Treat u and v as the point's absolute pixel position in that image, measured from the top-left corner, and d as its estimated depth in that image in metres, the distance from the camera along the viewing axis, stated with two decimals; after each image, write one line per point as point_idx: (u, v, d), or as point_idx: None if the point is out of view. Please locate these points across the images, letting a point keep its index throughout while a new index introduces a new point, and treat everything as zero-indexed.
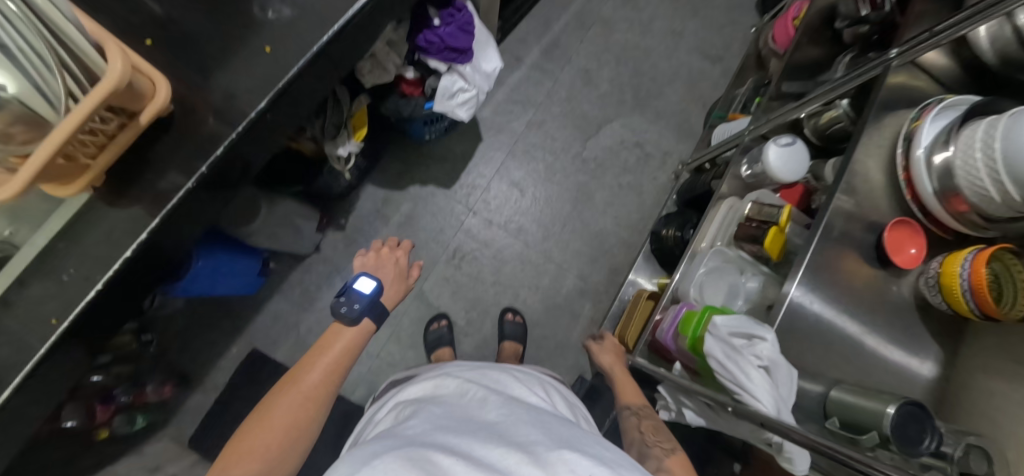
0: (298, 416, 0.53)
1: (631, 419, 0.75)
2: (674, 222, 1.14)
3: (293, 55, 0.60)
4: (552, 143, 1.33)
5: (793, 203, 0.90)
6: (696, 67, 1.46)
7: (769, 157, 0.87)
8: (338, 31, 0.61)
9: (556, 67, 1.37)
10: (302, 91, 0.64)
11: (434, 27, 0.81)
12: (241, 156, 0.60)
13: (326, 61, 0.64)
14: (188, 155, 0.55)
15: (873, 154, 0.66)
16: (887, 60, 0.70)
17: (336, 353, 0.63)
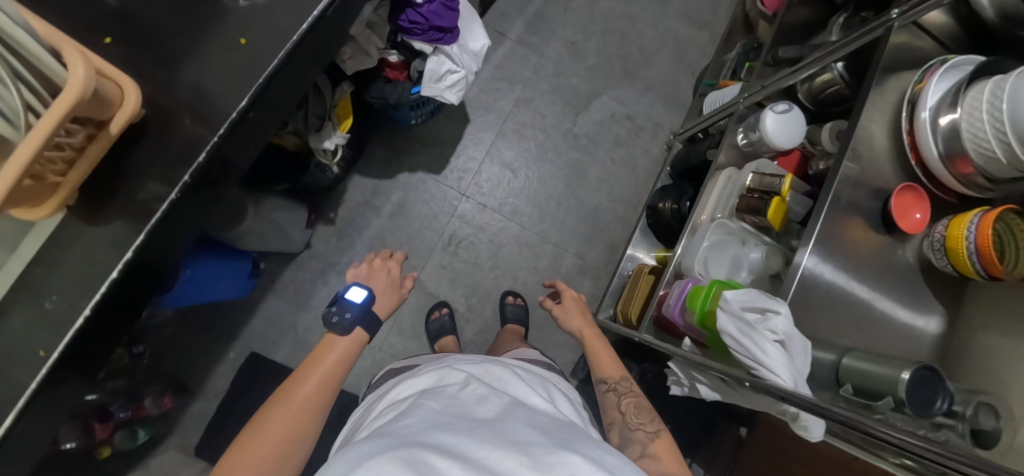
0: (294, 429, 0.52)
1: (610, 396, 0.78)
2: (670, 194, 1.13)
3: (272, 46, 0.55)
4: (542, 120, 1.28)
5: (792, 170, 0.90)
6: (684, 34, 1.40)
7: (766, 125, 0.87)
8: (318, 17, 0.57)
9: (541, 40, 1.31)
10: (283, 86, 0.59)
11: (417, 5, 0.75)
12: (224, 159, 0.55)
13: (307, 50, 0.59)
14: (166, 161, 0.50)
15: (875, 119, 0.66)
16: (888, 21, 0.68)
17: (333, 365, 0.62)
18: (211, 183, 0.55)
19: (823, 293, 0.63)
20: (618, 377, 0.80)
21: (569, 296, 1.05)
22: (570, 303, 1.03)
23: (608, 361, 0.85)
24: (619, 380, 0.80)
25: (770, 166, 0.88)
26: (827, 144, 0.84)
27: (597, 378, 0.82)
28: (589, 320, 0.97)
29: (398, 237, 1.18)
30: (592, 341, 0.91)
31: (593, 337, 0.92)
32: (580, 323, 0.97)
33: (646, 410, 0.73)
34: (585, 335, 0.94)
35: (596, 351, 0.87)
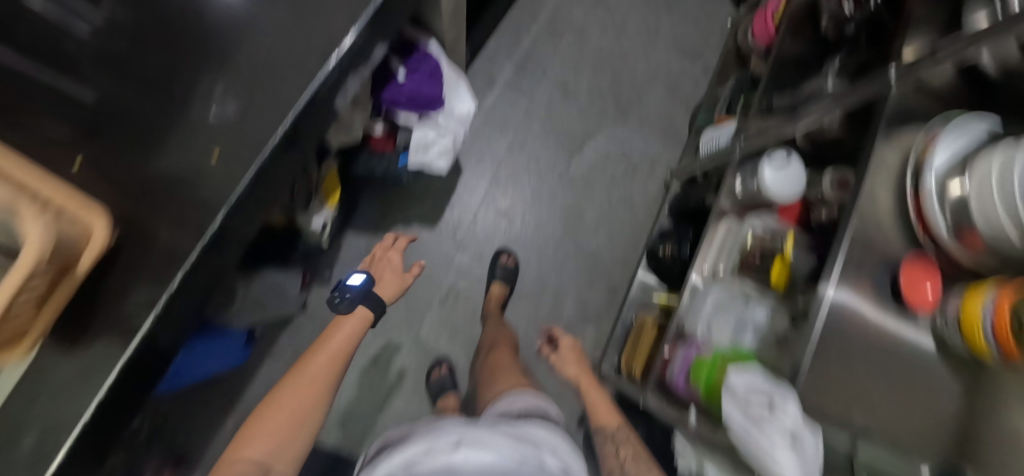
0: (297, 405, 0.66)
1: (609, 446, 0.81)
2: (672, 237, 1.11)
3: (250, 155, 0.51)
4: (535, 166, 1.27)
5: (792, 221, 0.87)
6: (677, 67, 1.38)
7: (763, 176, 0.84)
8: (297, 116, 0.53)
9: (531, 83, 1.29)
10: (263, 189, 0.54)
11: (400, 83, 0.75)
12: (202, 276, 0.51)
13: (288, 148, 0.55)
14: (147, 285, 0.46)
15: (881, 184, 0.63)
16: (884, 80, 0.67)
17: (332, 356, 0.75)
18: (193, 295, 0.51)
19: (833, 357, 0.60)
20: (614, 425, 0.85)
21: (566, 344, 1.07)
22: (566, 351, 1.06)
23: (604, 410, 0.89)
24: (616, 428, 0.85)
25: (770, 223, 0.86)
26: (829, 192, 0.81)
27: (594, 427, 0.87)
28: (585, 367, 1.01)
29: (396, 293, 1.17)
30: (588, 388, 0.95)
31: (589, 385, 0.95)
32: (575, 370, 1.01)
33: (645, 460, 0.76)
34: (581, 379, 0.98)
35: (593, 397, 0.92)
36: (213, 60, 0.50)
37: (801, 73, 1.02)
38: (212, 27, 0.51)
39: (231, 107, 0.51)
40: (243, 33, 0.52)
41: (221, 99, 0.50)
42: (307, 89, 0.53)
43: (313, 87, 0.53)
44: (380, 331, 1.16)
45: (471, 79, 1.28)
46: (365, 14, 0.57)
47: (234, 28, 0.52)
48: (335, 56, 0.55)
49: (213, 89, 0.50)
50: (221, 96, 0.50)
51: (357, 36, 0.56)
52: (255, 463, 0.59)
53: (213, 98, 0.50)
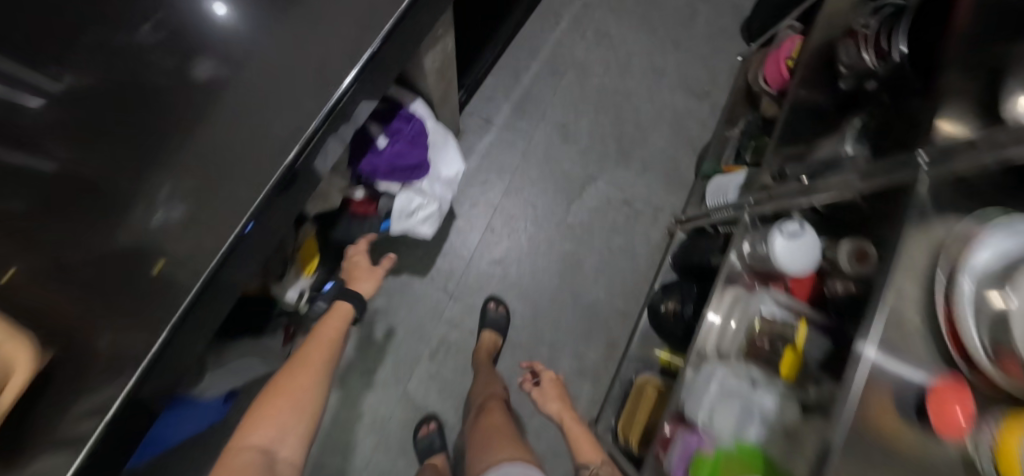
0: (296, 394, 0.62)
1: None
2: (676, 293, 1.06)
3: (198, 264, 0.38)
4: (533, 212, 1.22)
5: (802, 295, 0.82)
6: (683, 107, 1.32)
7: (774, 247, 0.79)
8: (260, 207, 0.40)
9: (529, 125, 1.25)
10: (222, 297, 0.42)
11: (378, 150, 0.69)
12: (162, 381, 0.38)
13: (253, 242, 0.42)
14: (86, 407, 0.34)
15: (912, 280, 0.54)
16: (919, 167, 0.58)
17: (325, 345, 0.70)
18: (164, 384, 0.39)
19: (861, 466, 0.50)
20: (598, 462, 0.85)
21: (547, 377, 1.05)
22: (550, 386, 1.04)
23: (587, 446, 0.89)
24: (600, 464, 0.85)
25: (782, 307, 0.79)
26: (849, 268, 0.76)
27: (578, 464, 0.87)
28: (565, 403, 1.00)
29: (385, 344, 1.14)
30: (570, 424, 0.94)
31: (572, 421, 0.95)
32: (557, 404, 1.00)
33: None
34: (562, 415, 0.97)
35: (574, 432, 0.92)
36: (175, 140, 0.39)
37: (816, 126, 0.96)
38: (177, 101, 0.39)
39: (182, 203, 0.38)
40: (212, 104, 0.40)
41: (171, 194, 0.38)
42: (274, 173, 0.41)
43: (281, 170, 0.41)
44: (366, 385, 1.12)
45: (467, 120, 1.23)
46: (349, 74, 0.45)
47: (202, 97, 0.40)
48: (310, 126, 0.42)
49: (162, 181, 0.38)
50: (172, 189, 0.38)
51: (338, 100, 0.44)
52: (261, 449, 0.56)
53: (161, 193, 0.37)
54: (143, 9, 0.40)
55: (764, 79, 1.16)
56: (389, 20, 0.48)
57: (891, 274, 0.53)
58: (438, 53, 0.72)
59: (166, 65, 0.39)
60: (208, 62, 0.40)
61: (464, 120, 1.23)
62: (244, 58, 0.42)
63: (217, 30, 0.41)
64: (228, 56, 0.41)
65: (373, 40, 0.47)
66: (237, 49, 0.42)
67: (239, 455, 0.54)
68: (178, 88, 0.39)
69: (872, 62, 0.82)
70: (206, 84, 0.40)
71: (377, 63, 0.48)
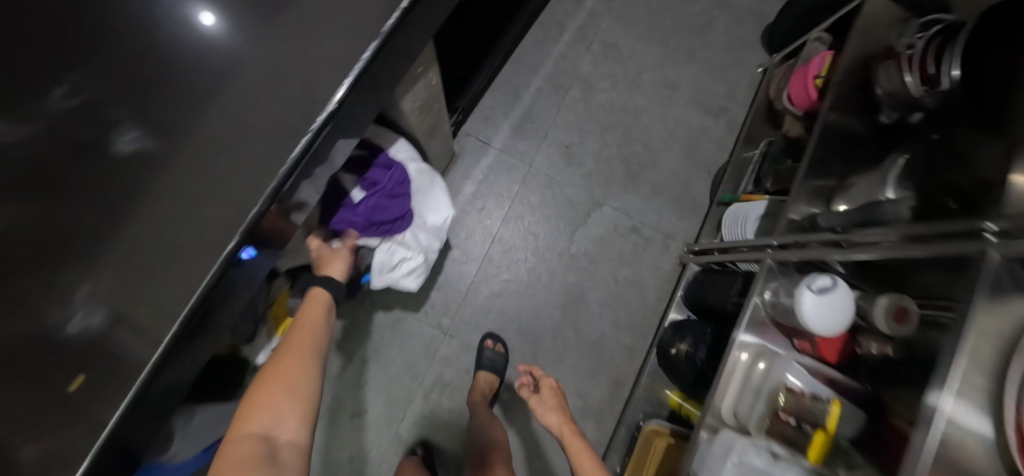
0: (291, 377, 0.54)
1: None
2: (689, 334, 0.96)
3: (129, 365, 0.31)
4: (534, 241, 1.14)
5: (831, 356, 0.73)
6: (697, 124, 1.22)
7: (802, 304, 0.70)
8: (206, 291, 0.33)
9: (530, 146, 1.16)
10: (174, 381, 0.35)
11: (353, 203, 0.63)
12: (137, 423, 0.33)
13: (208, 318, 0.36)
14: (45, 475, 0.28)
15: (984, 362, 0.44)
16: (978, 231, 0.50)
17: (311, 329, 0.61)
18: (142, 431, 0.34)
19: None
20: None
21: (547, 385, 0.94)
22: (548, 395, 0.91)
23: (588, 459, 0.73)
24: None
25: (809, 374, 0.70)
26: (886, 329, 0.69)
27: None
28: (565, 414, 0.86)
29: (374, 385, 1.07)
30: (571, 437, 0.79)
31: (572, 433, 0.80)
32: (554, 416, 0.86)
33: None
34: (561, 429, 0.83)
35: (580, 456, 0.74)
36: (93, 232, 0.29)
37: (851, 164, 0.87)
38: (95, 180, 0.29)
39: (101, 309, 0.29)
40: (148, 183, 0.31)
41: (88, 297, 0.29)
42: (220, 256, 0.33)
43: (227, 251, 0.34)
44: (355, 428, 1.05)
45: (463, 142, 1.14)
46: (303, 135, 0.37)
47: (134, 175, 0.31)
48: (257, 202, 0.35)
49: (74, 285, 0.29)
50: (91, 292, 0.29)
51: (291, 170, 0.36)
52: (261, 438, 0.48)
53: (74, 301, 0.28)
54: (73, 50, 0.29)
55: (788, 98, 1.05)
56: (354, 66, 0.39)
57: (959, 355, 0.43)
58: (424, 91, 0.64)
59: (83, 131, 0.29)
60: (138, 126, 0.31)
61: (460, 142, 1.14)
62: (188, 122, 0.33)
63: (164, 83, 0.32)
64: (166, 122, 0.32)
65: (336, 91, 0.38)
66: (180, 111, 0.32)
67: (237, 446, 0.46)
68: (101, 163, 0.30)
69: (917, 86, 0.73)
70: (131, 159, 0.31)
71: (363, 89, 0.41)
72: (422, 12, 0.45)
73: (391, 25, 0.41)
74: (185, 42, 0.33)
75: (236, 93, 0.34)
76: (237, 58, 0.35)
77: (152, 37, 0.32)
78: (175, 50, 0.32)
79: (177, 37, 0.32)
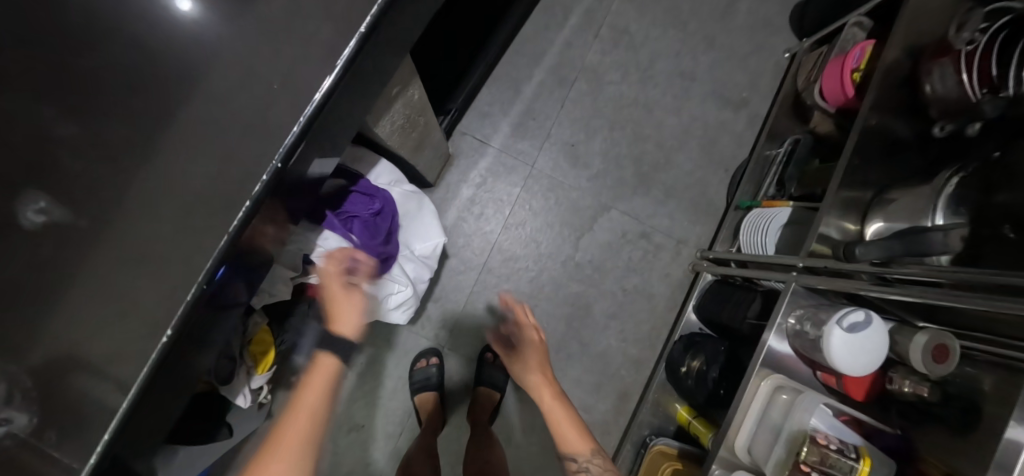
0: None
1: None
2: (701, 352, 0.89)
3: (68, 467, 0.30)
4: (535, 248, 1.04)
5: (859, 393, 0.67)
6: (715, 119, 1.11)
7: (831, 343, 0.63)
8: (153, 369, 0.31)
9: (532, 145, 1.05)
10: (132, 448, 0.35)
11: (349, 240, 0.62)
12: (132, 440, 0.34)
13: (156, 394, 0.34)
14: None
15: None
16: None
17: (311, 411, 0.48)
18: (142, 440, 0.36)
19: None
20: (588, 453, 0.65)
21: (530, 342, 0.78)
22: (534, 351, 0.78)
23: (572, 434, 0.66)
24: (590, 456, 0.65)
25: (835, 415, 0.64)
26: (923, 369, 0.62)
27: (562, 455, 0.67)
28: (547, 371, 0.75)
29: (364, 403, 1.00)
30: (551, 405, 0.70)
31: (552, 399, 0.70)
32: (535, 375, 0.75)
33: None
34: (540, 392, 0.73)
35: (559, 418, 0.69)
36: (13, 321, 0.28)
37: (895, 177, 0.78)
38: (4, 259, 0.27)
39: (30, 408, 0.29)
40: (65, 259, 0.29)
41: (9, 398, 0.28)
42: (168, 324, 0.31)
43: (168, 332, 0.31)
44: (347, 446, 0.98)
45: (459, 141, 1.03)
46: (239, 210, 0.33)
47: (50, 254, 0.29)
48: (189, 292, 0.31)
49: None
50: (9, 392, 0.28)
51: (235, 237, 0.33)
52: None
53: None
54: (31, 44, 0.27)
55: (818, 92, 0.94)
56: (294, 125, 0.34)
57: None
58: (403, 110, 0.59)
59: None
60: (44, 195, 0.28)
61: (455, 142, 1.02)
62: (144, 148, 0.31)
63: (139, 87, 0.30)
64: (74, 187, 0.29)
65: (274, 156, 0.34)
66: (132, 137, 0.30)
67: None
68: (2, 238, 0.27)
69: (976, 89, 0.62)
70: (42, 234, 0.28)
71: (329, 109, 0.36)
72: (377, 42, 0.38)
73: (337, 71, 0.35)
74: (132, 71, 0.30)
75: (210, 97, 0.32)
76: (195, 81, 0.32)
77: (86, 63, 0.29)
78: (114, 75, 0.29)
79: (143, 26, 0.30)
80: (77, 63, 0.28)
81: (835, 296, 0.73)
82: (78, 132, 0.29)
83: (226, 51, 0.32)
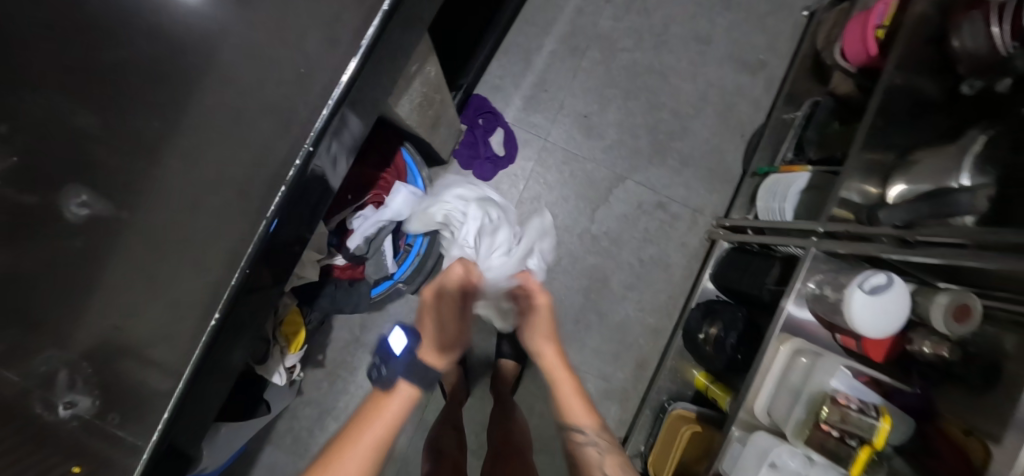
0: None
1: (589, 454, 0.61)
2: (719, 318, 0.90)
3: (129, 440, 0.36)
4: (551, 222, 1.02)
5: (880, 356, 0.67)
6: (731, 84, 1.08)
7: (851, 308, 0.63)
8: (215, 332, 0.35)
9: (545, 118, 1.03)
10: (204, 401, 0.40)
11: (479, 139, 0.99)
12: (203, 395, 0.39)
13: (222, 360, 0.39)
14: (106, 446, 0.36)
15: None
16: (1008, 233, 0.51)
17: (369, 440, 0.51)
18: (212, 395, 0.41)
19: None
20: (592, 427, 0.62)
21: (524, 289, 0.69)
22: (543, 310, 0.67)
23: (576, 404, 0.63)
24: (597, 430, 0.62)
25: (856, 377, 0.65)
26: (943, 329, 0.62)
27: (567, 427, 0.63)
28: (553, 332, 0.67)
29: None
30: (552, 366, 0.65)
31: (552, 362, 0.65)
32: (547, 343, 0.66)
33: None
34: (545, 356, 0.66)
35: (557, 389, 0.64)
36: (70, 295, 0.33)
37: (917, 140, 0.77)
38: (56, 247, 0.32)
39: (90, 392, 0.35)
40: (108, 243, 0.34)
41: (71, 384, 0.34)
42: (223, 296, 0.36)
43: (225, 298, 0.36)
44: None
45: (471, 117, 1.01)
46: (278, 193, 0.37)
47: (99, 239, 0.34)
48: (232, 279, 0.36)
49: (56, 371, 0.33)
50: (71, 376, 0.34)
51: (284, 201, 0.37)
52: None
53: (61, 389, 0.34)
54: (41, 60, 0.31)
55: (839, 50, 0.90)
56: (324, 107, 0.37)
57: None
58: (421, 87, 0.58)
59: (25, 198, 0.31)
60: (86, 190, 0.33)
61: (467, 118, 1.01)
62: (159, 142, 0.35)
63: (147, 83, 0.34)
64: (113, 184, 0.34)
65: (306, 141, 0.37)
66: (148, 130, 0.34)
67: None
68: (56, 232, 0.32)
69: (1005, 43, 0.59)
70: (87, 225, 0.33)
71: (356, 93, 0.39)
72: (392, 16, 0.37)
73: (361, 53, 0.37)
74: (141, 68, 0.33)
75: (219, 90, 0.36)
76: (199, 76, 0.35)
77: (101, 66, 0.32)
78: (118, 71, 0.33)
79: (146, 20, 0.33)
80: (85, 66, 0.32)
81: (850, 258, 0.72)
82: (97, 124, 0.33)
83: (237, 50, 0.36)
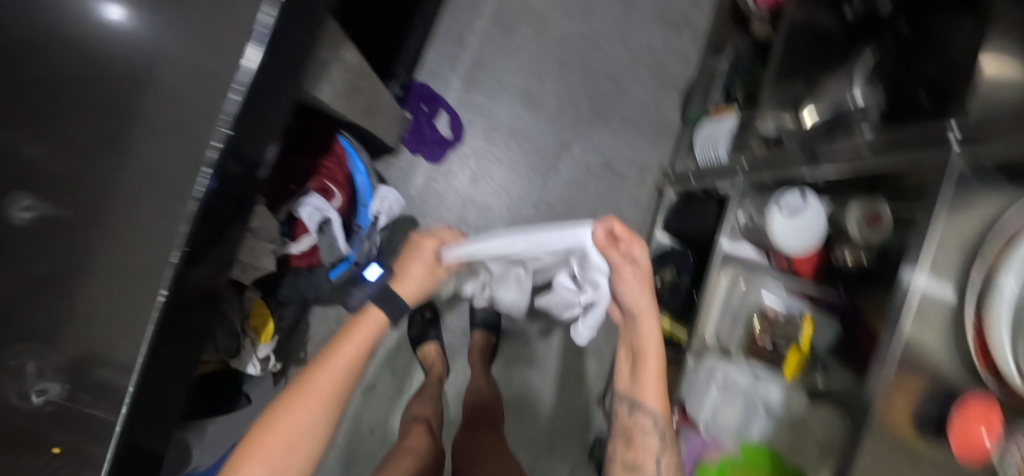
0: (304, 418, 0.52)
1: (648, 437, 0.64)
2: (671, 263, 0.96)
3: (101, 420, 0.40)
4: (507, 195, 1.05)
5: (808, 269, 0.72)
6: (660, 42, 1.12)
7: (773, 229, 0.69)
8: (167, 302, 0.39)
9: (486, 97, 1.06)
10: (165, 373, 0.44)
11: (425, 124, 1.03)
12: (162, 369, 0.43)
13: (178, 329, 0.43)
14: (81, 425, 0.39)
15: (946, 258, 0.47)
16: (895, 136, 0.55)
17: (346, 363, 0.55)
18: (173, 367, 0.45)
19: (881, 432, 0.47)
20: (659, 418, 0.64)
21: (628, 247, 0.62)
22: (636, 279, 0.64)
23: (654, 394, 0.65)
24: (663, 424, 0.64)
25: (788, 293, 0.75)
26: (857, 236, 0.66)
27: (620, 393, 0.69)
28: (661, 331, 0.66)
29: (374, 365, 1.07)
30: (645, 356, 0.66)
31: (652, 351, 0.66)
32: (644, 304, 0.65)
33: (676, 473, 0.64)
34: (641, 316, 0.66)
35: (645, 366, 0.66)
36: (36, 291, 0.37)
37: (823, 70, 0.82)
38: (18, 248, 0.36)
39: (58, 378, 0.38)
40: (60, 242, 0.37)
41: (39, 372, 0.37)
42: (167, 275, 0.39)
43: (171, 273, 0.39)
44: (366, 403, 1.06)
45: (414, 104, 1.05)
46: (202, 176, 0.39)
47: (48, 236, 0.37)
48: (172, 256, 0.38)
49: (22, 361, 0.36)
50: (38, 366, 0.37)
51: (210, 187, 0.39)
52: None
53: (29, 377, 0.37)
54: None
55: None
56: (234, 91, 0.39)
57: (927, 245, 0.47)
58: (342, 74, 0.62)
59: None
60: (28, 196, 0.36)
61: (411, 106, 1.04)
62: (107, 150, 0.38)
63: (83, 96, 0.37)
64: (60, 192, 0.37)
65: (221, 125, 0.39)
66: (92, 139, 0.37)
67: None
68: (3, 235, 0.36)
69: None
70: (34, 227, 0.37)
71: (263, 78, 0.42)
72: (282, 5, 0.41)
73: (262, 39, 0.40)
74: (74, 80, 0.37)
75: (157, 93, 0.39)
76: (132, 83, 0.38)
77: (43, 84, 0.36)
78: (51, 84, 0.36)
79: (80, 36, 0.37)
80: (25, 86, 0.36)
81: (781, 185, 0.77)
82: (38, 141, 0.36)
83: (167, 61, 0.39)
